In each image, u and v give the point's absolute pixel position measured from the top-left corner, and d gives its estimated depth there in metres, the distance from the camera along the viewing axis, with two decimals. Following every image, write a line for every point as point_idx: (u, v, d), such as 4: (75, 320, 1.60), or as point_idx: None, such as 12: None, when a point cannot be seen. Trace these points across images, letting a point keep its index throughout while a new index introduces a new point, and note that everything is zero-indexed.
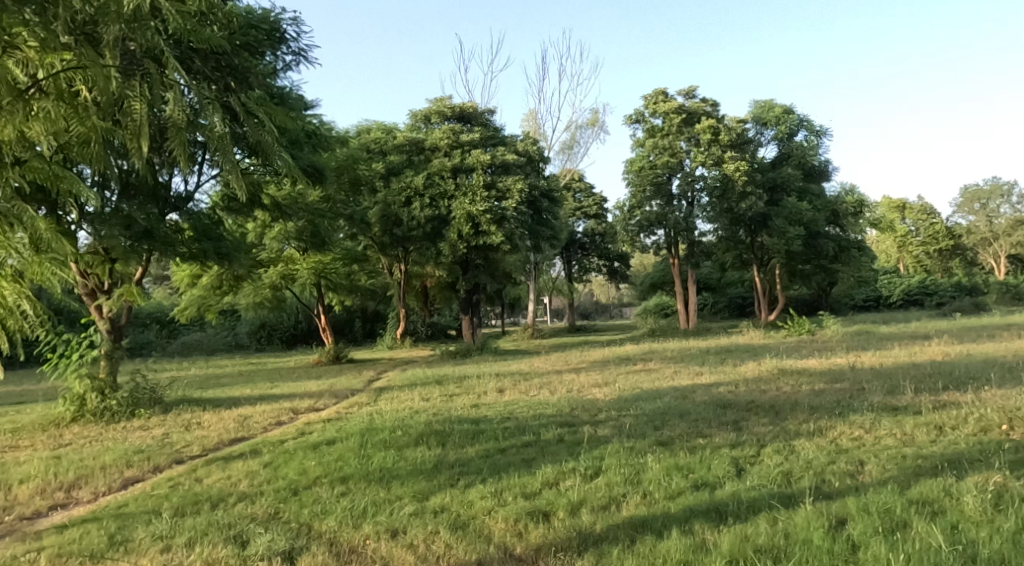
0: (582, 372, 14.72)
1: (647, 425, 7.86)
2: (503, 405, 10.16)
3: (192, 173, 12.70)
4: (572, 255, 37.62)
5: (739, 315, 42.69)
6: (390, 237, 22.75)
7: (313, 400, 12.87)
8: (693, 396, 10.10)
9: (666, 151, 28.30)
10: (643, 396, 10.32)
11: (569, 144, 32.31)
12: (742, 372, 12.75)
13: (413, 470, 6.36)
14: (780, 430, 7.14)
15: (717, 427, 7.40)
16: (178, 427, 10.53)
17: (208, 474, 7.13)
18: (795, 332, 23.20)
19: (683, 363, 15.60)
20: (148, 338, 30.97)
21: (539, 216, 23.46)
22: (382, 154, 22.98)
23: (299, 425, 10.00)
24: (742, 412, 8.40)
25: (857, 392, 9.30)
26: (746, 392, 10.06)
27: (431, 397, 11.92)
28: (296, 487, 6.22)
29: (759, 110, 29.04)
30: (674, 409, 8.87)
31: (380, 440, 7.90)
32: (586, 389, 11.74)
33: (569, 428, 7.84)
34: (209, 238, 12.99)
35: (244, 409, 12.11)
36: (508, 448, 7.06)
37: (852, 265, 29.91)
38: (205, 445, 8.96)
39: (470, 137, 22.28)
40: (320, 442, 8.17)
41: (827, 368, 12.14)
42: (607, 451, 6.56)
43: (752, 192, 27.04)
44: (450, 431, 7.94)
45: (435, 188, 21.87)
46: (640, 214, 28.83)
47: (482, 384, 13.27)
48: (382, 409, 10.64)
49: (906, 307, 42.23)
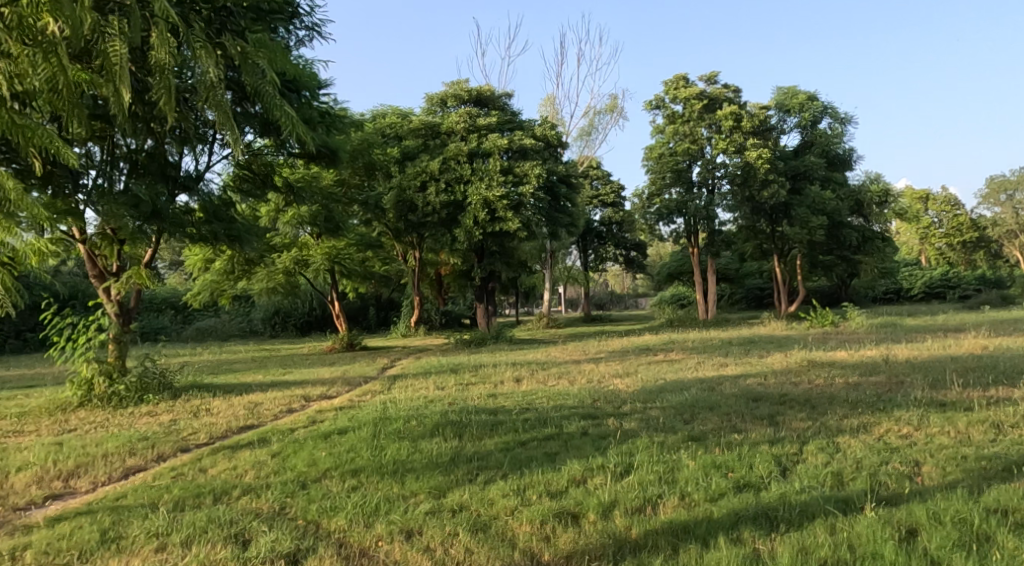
0: (601, 361, 14.28)
1: (676, 418, 7.42)
2: (521, 396, 9.75)
3: (202, 152, 12.28)
4: (589, 244, 37.09)
5: (757, 307, 42.06)
6: (405, 223, 22.38)
7: (326, 387, 12.53)
8: (720, 388, 9.65)
9: (686, 137, 27.73)
10: (668, 388, 9.88)
11: (587, 130, 31.74)
12: (770, 364, 12.26)
13: (429, 463, 5.94)
14: (820, 425, 6.70)
15: (752, 422, 6.94)
16: (186, 414, 10.20)
17: (213, 464, 6.74)
18: (818, 324, 22.67)
19: (704, 353, 15.12)
20: (162, 323, 30.77)
21: (557, 202, 22.99)
22: (397, 138, 22.59)
23: (312, 413, 9.64)
24: (775, 405, 7.93)
25: (896, 387, 8.81)
26: (776, 384, 9.60)
27: (446, 386, 11.53)
28: (304, 480, 5.81)
29: (783, 96, 28.31)
30: (703, 401, 8.42)
31: (394, 430, 7.50)
32: (607, 380, 11.29)
33: (593, 421, 7.42)
34: (221, 220, 12.53)
35: (255, 396, 11.77)
36: (529, 441, 6.64)
37: (876, 256, 29.20)
38: (213, 433, 8.61)
39: (487, 122, 21.81)
40: (331, 432, 7.77)
41: (859, 361, 11.64)
42: (637, 446, 6.13)
43: (775, 180, 26.35)
44: (467, 422, 7.52)
45: (451, 172, 21.33)
46: (659, 201, 28.28)
47: (498, 373, 12.87)
48: (396, 398, 10.26)
49: (928, 300, 41.50)
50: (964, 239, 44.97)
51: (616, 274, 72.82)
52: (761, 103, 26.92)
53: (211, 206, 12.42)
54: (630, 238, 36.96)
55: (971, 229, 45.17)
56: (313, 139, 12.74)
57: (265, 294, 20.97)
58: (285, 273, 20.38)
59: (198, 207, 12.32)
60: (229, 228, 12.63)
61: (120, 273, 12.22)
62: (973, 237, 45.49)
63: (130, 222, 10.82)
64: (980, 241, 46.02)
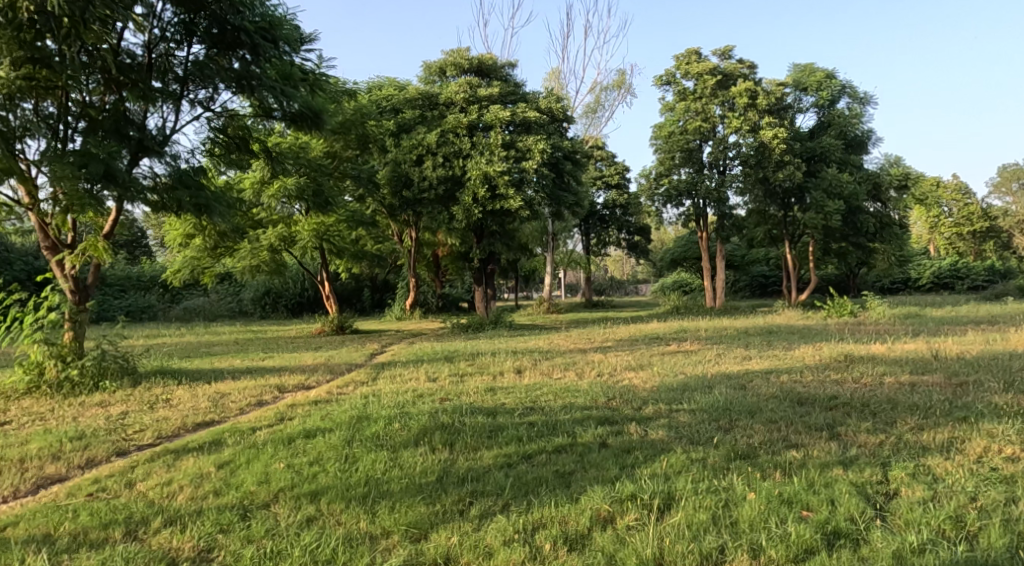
0: (609, 352, 13.02)
1: (713, 426, 6.13)
2: (524, 392, 8.48)
3: (169, 112, 10.87)
4: (591, 228, 35.76)
5: (761, 295, 40.94)
6: (400, 199, 21.05)
7: (305, 376, 11.29)
8: (754, 388, 8.34)
9: (698, 115, 26.25)
10: (693, 386, 8.59)
11: (592, 107, 30.27)
12: (799, 358, 11.00)
13: (407, 487, 4.63)
14: (894, 440, 5.47)
15: (807, 434, 5.69)
16: (140, 406, 8.90)
17: (147, 476, 5.42)
18: (834, 313, 21.42)
19: (721, 344, 13.86)
20: (148, 303, 29.51)
21: (561, 180, 21.58)
22: (394, 110, 21.10)
23: (285, 407, 8.38)
24: (829, 412, 6.64)
25: (961, 391, 7.53)
26: (818, 385, 8.33)
27: (440, 377, 10.26)
28: (249, 504, 4.55)
29: (800, 73, 26.85)
30: (740, 404, 7.14)
31: (372, 435, 6.21)
32: (619, 374, 10.02)
33: (611, 428, 6.15)
34: (188, 185, 10.73)
35: (225, 384, 10.49)
36: (537, 455, 5.36)
37: (893, 242, 27.91)
38: (162, 432, 7.33)
39: (489, 92, 20.32)
40: (299, 436, 6.49)
41: (903, 357, 10.36)
42: (673, 464, 4.86)
43: (790, 161, 25.09)
44: (461, 427, 6.22)
45: (450, 146, 19.91)
46: (668, 182, 26.92)
47: (497, 363, 11.60)
48: (380, 391, 8.97)
49: (937, 290, 40.26)
50: (975, 228, 43.67)
51: (617, 260, 71.25)
52: (778, 80, 25.43)
53: (178, 171, 10.72)
54: (633, 221, 35.65)
55: (982, 218, 43.87)
56: (296, 100, 11.33)
57: (250, 274, 19.69)
58: (270, 251, 19.06)
59: (164, 172, 10.66)
60: (198, 193, 10.81)
61: (75, 245, 10.82)
62: (984, 226, 44.20)
63: (77, 183, 9.28)
64: (992, 231, 44.66)
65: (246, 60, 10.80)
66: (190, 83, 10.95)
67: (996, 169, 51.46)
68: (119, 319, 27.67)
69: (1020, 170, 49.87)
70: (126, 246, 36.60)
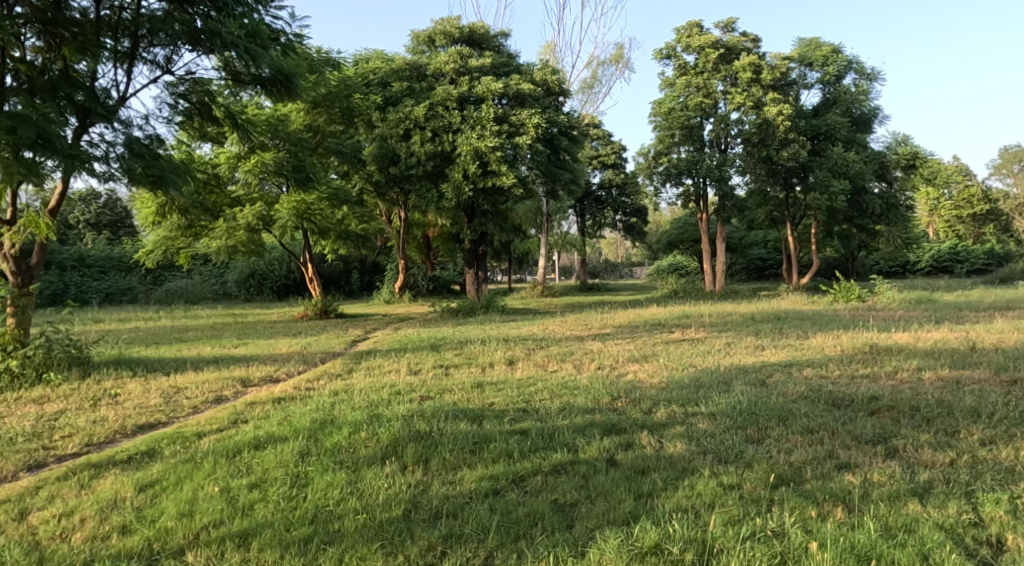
0: (608, 340, 12.01)
1: (741, 438, 5.14)
2: (516, 390, 7.46)
3: (121, 73, 9.69)
4: (586, 209, 34.66)
5: (759, 278, 40.35)
6: (386, 176, 19.91)
7: (275, 366, 10.24)
8: (775, 386, 7.34)
9: (700, 90, 25.09)
10: (706, 383, 7.59)
11: (590, 82, 29.06)
12: (816, 349, 10.03)
13: (364, 527, 3.75)
14: (971, 457, 4.50)
15: (858, 449, 4.71)
16: (82, 402, 7.85)
17: (48, 503, 4.37)
18: (842, 298, 20.42)
19: (728, 332, 12.89)
20: (127, 285, 28.32)
21: (557, 156, 20.44)
22: (381, 84, 19.95)
23: (244, 407, 7.37)
24: (874, 418, 5.65)
25: (1018, 392, 6.53)
26: (848, 384, 7.32)
27: (421, 370, 9.23)
28: (159, 555, 3.63)
29: (804, 48, 25.70)
30: (768, 407, 6.13)
31: (333, 448, 5.19)
32: (622, 367, 9.01)
33: (619, 439, 5.16)
34: (141, 154, 9.48)
35: (185, 376, 9.45)
36: (530, 478, 4.38)
37: (900, 224, 26.91)
38: (93, 438, 6.25)
39: (480, 63, 19.13)
40: (249, 446, 5.46)
41: (935, 349, 9.37)
42: (700, 495, 3.94)
43: (795, 139, 24.00)
44: (438, 438, 5.19)
45: (438, 120, 18.74)
46: (668, 161, 25.86)
47: (487, 352, 10.56)
48: (354, 387, 7.98)
49: (937, 274, 39.41)
50: (975, 211, 42.68)
51: (611, 243, 70.58)
52: (783, 54, 24.28)
53: (131, 139, 9.47)
54: (630, 203, 34.57)
55: (982, 201, 42.90)
56: (264, 61, 10.09)
57: (228, 255, 18.56)
58: (248, 231, 17.90)
59: (117, 140, 9.43)
60: (153, 162, 9.57)
61: (15, 221, 9.73)
62: (985, 208, 43.13)
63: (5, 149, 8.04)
64: (992, 214, 43.67)
65: (209, 16, 9.71)
66: (146, 42, 9.80)
67: (997, 151, 50.41)
68: (96, 301, 26.50)
69: (1022, 152, 48.79)
70: (110, 226, 35.32)
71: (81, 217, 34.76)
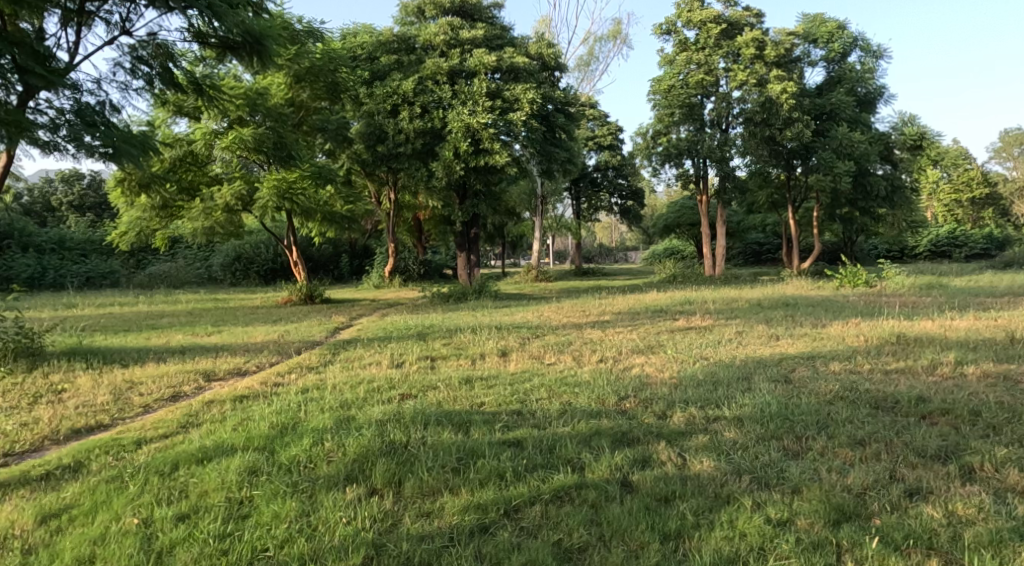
0: (607, 328, 11.14)
1: (779, 452, 4.29)
2: (509, 387, 6.59)
3: (70, 32, 8.71)
4: (582, 191, 33.70)
5: (756, 262, 39.66)
6: (373, 155, 18.95)
7: (245, 357, 9.33)
8: (802, 384, 6.48)
9: (701, 67, 24.11)
10: (723, 379, 6.71)
11: (586, 59, 28.05)
12: (834, 340, 9.18)
13: None
14: None
15: (929, 469, 3.95)
16: (21, 400, 6.96)
17: None
18: (847, 282, 19.57)
19: (735, 319, 12.03)
20: (108, 269, 27.23)
21: (552, 134, 19.48)
22: (369, 58, 18.96)
23: (199, 407, 6.45)
24: (932, 424, 4.83)
25: None
26: (884, 381, 6.46)
27: (405, 362, 8.34)
28: None
29: (809, 24, 24.65)
30: (802, 411, 5.25)
31: (290, 464, 4.30)
32: (626, 360, 8.15)
33: (635, 451, 4.32)
34: (94, 122, 8.51)
35: (145, 369, 8.53)
36: (526, 509, 3.67)
37: (905, 206, 26.06)
38: (15, 448, 5.34)
39: (472, 35, 18.13)
40: (193, 460, 4.55)
41: (966, 340, 8.52)
42: (744, 536, 3.37)
43: (799, 118, 22.98)
44: (417, 452, 4.33)
45: (428, 95, 17.76)
46: (667, 141, 24.93)
47: (478, 342, 9.66)
48: (329, 383, 7.10)
49: (935, 259, 38.66)
50: (975, 195, 41.80)
51: (606, 227, 69.74)
52: (787, 29, 23.29)
53: (81, 104, 8.49)
54: (626, 185, 33.67)
55: (982, 184, 42.03)
56: (231, 22, 9.22)
57: (206, 237, 17.64)
58: (225, 212, 16.90)
59: (66, 107, 8.45)
60: (107, 132, 8.59)
61: None
62: (984, 192, 42.23)
63: None
64: (991, 198, 42.80)
65: None
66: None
67: (997, 134, 49.26)
68: (75, 286, 25.50)
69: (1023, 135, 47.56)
70: (94, 208, 34.24)
71: (63, 199, 33.58)
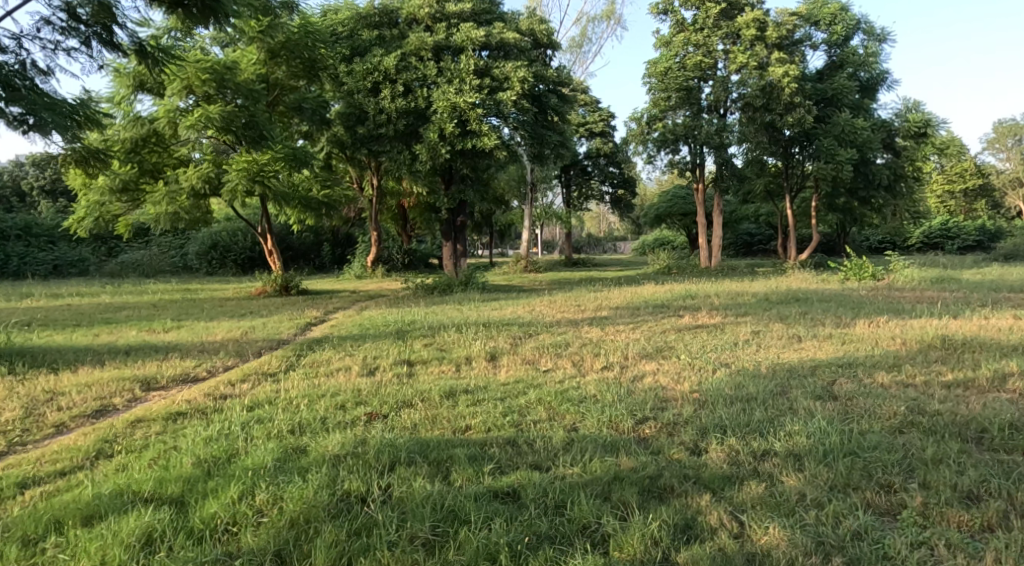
0: (605, 327, 9.98)
1: (872, 519, 3.41)
2: (499, 403, 5.46)
3: None
4: (571, 179, 32.50)
5: (747, 253, 38.69)
6: (353, 136, 17.71)
7: (196, 360, 8.14)
8: (854, 401, 5.36)
9: (699, 48, 22.89)
10: (758, 395, 5.56)
11: (579, 39, 26.81)
12: (861, 343, 8.08)
13: None
14: None
15: None
16: None
17: None
18: (853, 275, 18.52)
19: (744, 317, 10.94)
20: (76, 257, 25.82)
21: (544, 116, 18.29)
22: (349, 34, 17.71)
23: (122, 429, 5.24)
24: None
25: None
26: (952, 399, 5.34)
27: (378, 368, 7.18)
28: None
29: (811, 5, 23.26)
30: (873, 444, 4.12)
31: (201, 534, 3.37)
32: (633, 366, 7.03)
33: (670, 513, 3.43)
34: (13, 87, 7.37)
35: (76, 376, 7.31)
36: None
37: (908, 196, 25.12)
38: None
39: (459, 9, 16.88)
40: (77, 517, 3.48)
41: (1017, 346, 7.44)
42: None
43: (801, 103, 21.68)
44: (379, 514, 3.45)
45: (411, 72, 16.50)
46: (663, 126, 23.80)
47: (463, 343, 8.51)
48: (289, 396, 5.95)
49: (928, 251, 37.88)
50: (968, 185, 41.01)
51: (594, 218, 68.51)
52: (789, 10, 22.07)
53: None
54: (618, 173, 32.55)
55: (975, 175, 41.22)
56: None
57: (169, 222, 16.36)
58: (192, 197, 15.63)
59: None
60: (30, 99, 7.45)
61: None
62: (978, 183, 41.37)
63: None
64: (985, 190, 41.93)
65: None
66: None
67: (992, 125, 47.58)
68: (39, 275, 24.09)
69: (1017, 126, 45.33)
70: (65, 193, 32.64)
71: (33, 183, 31.95)
